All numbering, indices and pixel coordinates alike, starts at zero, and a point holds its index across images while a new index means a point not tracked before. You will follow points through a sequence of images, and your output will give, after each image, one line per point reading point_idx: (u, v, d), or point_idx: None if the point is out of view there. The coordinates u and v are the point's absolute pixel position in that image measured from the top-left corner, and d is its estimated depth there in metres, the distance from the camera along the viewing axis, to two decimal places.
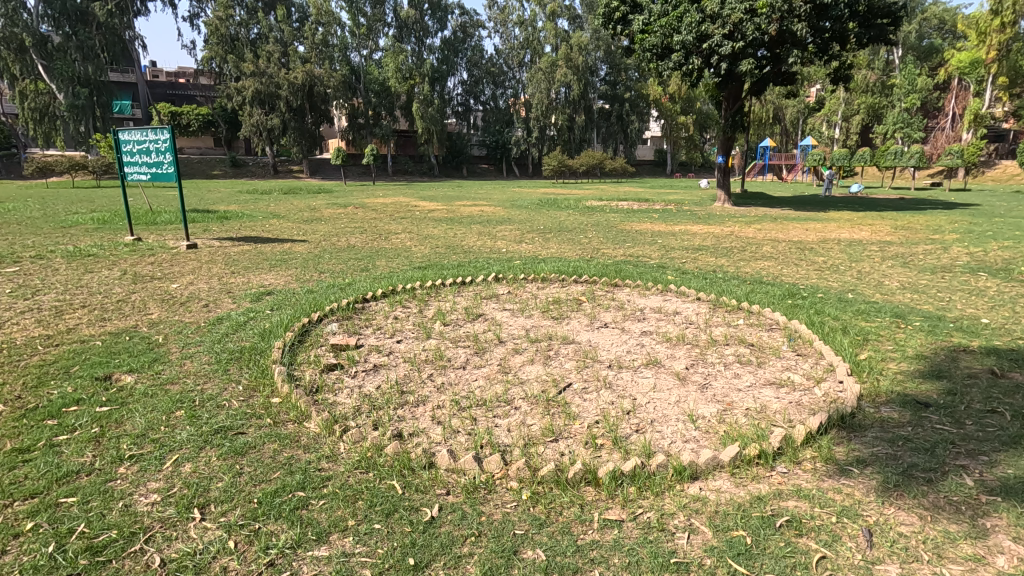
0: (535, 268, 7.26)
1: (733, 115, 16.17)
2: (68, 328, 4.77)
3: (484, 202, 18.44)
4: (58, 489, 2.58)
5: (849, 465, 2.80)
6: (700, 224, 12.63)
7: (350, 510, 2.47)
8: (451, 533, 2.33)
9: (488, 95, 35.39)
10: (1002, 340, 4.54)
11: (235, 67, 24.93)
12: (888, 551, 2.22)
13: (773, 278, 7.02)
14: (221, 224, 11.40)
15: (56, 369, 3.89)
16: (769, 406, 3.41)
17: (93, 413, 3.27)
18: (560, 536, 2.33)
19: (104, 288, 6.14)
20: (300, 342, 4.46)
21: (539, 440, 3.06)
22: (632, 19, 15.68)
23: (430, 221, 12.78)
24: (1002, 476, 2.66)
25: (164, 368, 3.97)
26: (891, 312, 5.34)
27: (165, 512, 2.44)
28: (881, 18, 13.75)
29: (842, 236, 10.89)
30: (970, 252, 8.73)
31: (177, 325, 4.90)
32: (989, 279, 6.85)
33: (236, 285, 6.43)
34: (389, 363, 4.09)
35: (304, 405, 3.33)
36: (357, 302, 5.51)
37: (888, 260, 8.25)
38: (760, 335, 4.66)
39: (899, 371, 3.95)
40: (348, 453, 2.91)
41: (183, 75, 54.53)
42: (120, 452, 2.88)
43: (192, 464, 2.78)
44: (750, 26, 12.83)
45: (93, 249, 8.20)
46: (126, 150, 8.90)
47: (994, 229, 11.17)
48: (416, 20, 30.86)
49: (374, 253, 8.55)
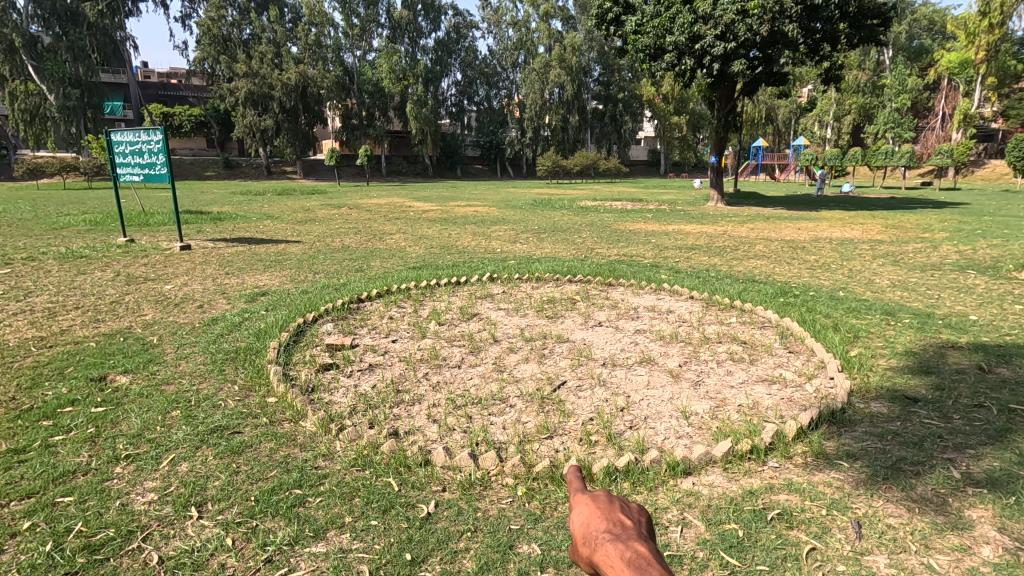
0: (530, 267, 7.29)
1: (726, 115, 16.28)
2: (62, 330, 4.76)
3: (479, 202, 18.43)
4: (53, 489, 2.58)
5: (839, 459, 2.85)
6: (694, 223, 12.74)
7: (346, 506, 2.49)
8: (447, 529, 2.36)
9: (482, 95, 35.40)
10: (990, 337, 4.61)
11: (228, 68, 24.81)
12: (876, 542, 2.26)
13: (765, 276, 7.10)
14: (215, 226, 11.36)
15: (50, 370, 3.89)
16: (761, 402, 3.46)
17: (88, 413, 3.27)
18: (555, 531, 2.36)
19: (97, 289, 6.12)
20: (295, 342, 4.47)
21: (535, 437, 3.09)
22: (625, 19, 15.72)
23: (424, 222, 12.81)
24: (988, 469, 2.72)
25: (159, 368, 3.98)
26: (882, 309, 5.42)
27: (162, 511, 2.45)
28: (872, 19, 13.87)
29: (835, 235, 10.99)
30: (960, 250, 8.86)
31: (171, 327, 4.90)
32: (978, 276, 6.94)
33: (231, 286, 6.42)
34: (384, 363, 4.11)
35: (299, 405, 3.35)
36: (351, 303, 5.53)
37: (879, 258, 8.36)
38: (752, 332, 4.72)
39: (888, 367, 4.01)
40: (345, 451, 2.93)
41: (174, 75, 54.23)
42: (117, 452, 2.89)
43: (188, 463, 2.80)
44: (742, 26, 12.87)
45: (85, 251, 8.16)
46: (118, 151, 8.84)
47: (983, 228, 11.30)
48: (410, 21, 30.77)
49: (368, 254, 8.57)
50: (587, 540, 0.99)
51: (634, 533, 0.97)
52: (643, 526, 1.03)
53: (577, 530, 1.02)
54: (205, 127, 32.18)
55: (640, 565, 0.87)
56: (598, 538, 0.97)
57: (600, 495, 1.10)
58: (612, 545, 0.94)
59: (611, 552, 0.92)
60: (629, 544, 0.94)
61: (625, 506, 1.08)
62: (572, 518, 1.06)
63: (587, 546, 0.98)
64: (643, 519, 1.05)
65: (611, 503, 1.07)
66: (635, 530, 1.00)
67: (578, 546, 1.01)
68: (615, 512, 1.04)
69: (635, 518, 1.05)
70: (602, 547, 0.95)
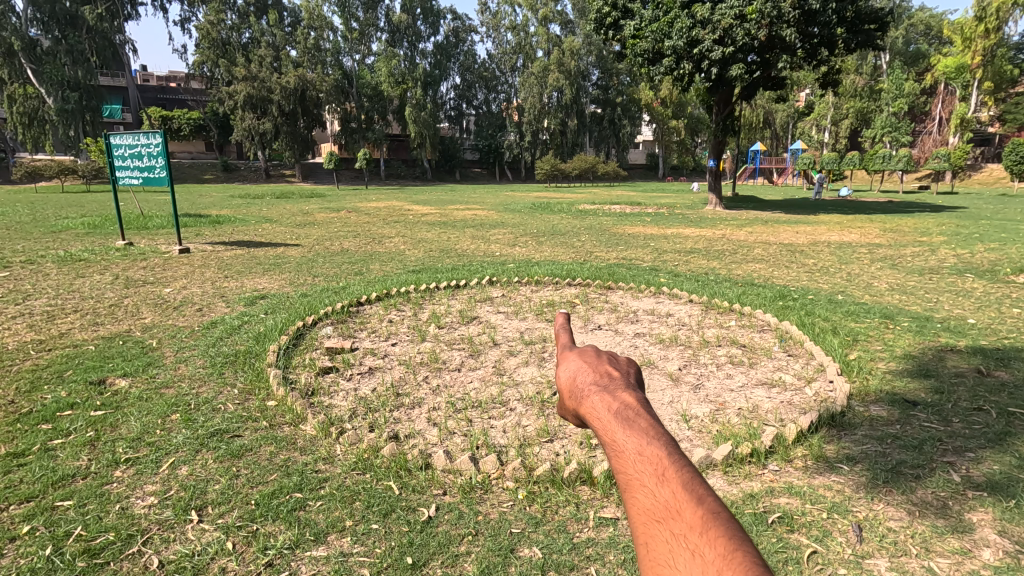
0: (529, 270, 7.30)
1: (724, 119, 16.34)
2: (61, 333, 4.76)
3: (477, 205, 18.43)
4: (53, 493, 2.57)
5: (839, 463, 2.85)
6: (692, 227, 12.77)
7: (347, 510, 2.49)
8: (448, 532, 2.36)
9: (480, 99, 35.49)
10: (988, 340, 4.62)
11: (227, 71, 24.83)
12: (876, 545, 2.27)
13: (764, 280, 7.11)
14: (213, 229, 11.34)
15: (49, 373, 3.89)
16: (761, 405, 3.46)
17: (87, 417, 3.26)
18: (557, 534, 2.35)
19: (96, 292, 6.12)
20: (294, 345, 4.47)
21: (535, 441, 3.09)
22: (623, 24, 15.79)
23: (423, 225, 12.82)
24: (988, 472, 2.72)
25: (158, 371, 3.97)
26: (880, 312, 5.43)
27: (162, 515, 2.44)
28: (869, 24, 13.95)
29: (833, 238, 11.02)
30: (958, 254, 8.88)
31: (171, 330, 4.89)
32: (976, 280, 6.96)
33: (230, 289, 6.42)
34: (384, 366, 4.11)
35: (299, 408, 3.34)
36: (351, 306, 5.53)
37: (878, 262, 8.38)
38: (752, 336, 4.72)
39: (887, 370, 4.01)
40: (345, 455, 2.93)
41: (173, 79, 54.22)
42: (116, 456, 2.88)
43: (188, 467, 2.79)
44: (740, 31, 12.95)
45: (84, 254, 8.15)
46: (117, 154, 8.85)
47: (980, 232, 11.33)
48: (409, 25, 30.84)
49: (367, 257, 8.57)
50: (574, 394, 0.96)
51: (623, 386, 0.94)
52: (633, 378, 1.00)
53: (565, 382, 0.99)
54: (203, 130, 32.19)
55: (627, 417, 0.83)
56: (587, 392, 0.93)
57: (592, 352, 1.07)
58: (601, 396, 0.90)
59: (600, 404, 0.89)
60: (618, 396, 0.90)
61: (613, 363, 1.05)
62: (560, 374, 1.03)
63: (574, 399, 0.95)
64: (633, 372, 1.02)
65: (601, 360, 1.05)
66: (624, 382, 0.96)
67: (566, 397, 0.98)
68: (603, 366, 1.02)
69: (625, 371, 1.02)
70: (588, 398, 0.93)
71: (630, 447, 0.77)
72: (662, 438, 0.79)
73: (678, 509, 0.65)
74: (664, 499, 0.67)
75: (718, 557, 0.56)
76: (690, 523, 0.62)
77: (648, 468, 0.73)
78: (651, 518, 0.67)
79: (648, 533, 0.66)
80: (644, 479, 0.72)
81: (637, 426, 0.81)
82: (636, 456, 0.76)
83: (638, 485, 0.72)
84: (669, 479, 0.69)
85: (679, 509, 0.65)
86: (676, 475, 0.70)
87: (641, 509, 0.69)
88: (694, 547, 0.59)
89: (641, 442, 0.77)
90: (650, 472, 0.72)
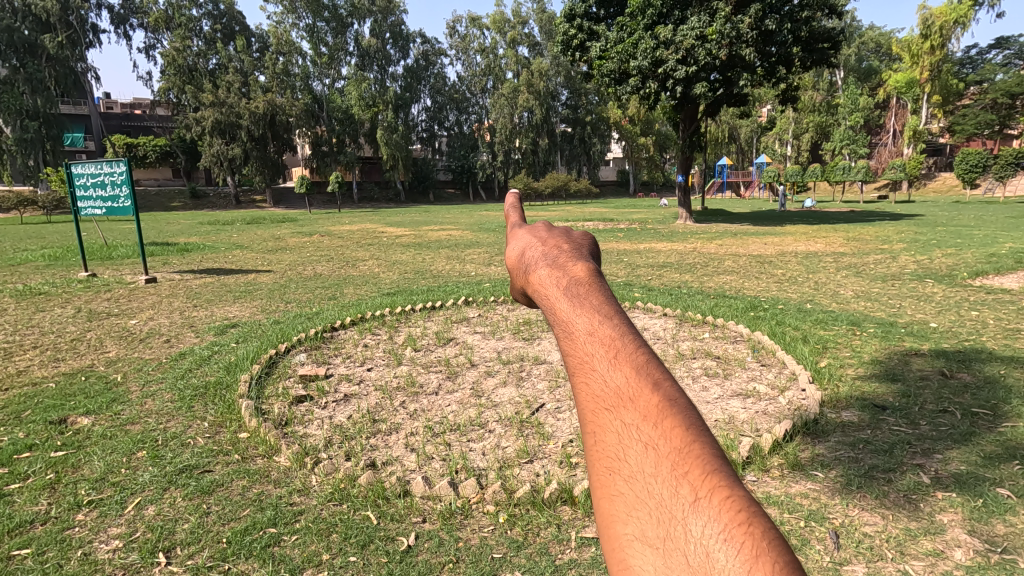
0: (503, 290, 7.30)
1: (690, 135, 16.73)
2: (19, 371, 4.56)
3: (451, 226, 18.37)
4: (10, 541, 2.45)
5: (814, 470, 2.89)
6: (664, 241, 13.04)
7: (323, 544, 2.41)
8: (428, 562, 2.31)
9: (452, 121, 36.27)
10: (950, 343, 4.78)
11: (194, 97, 24.47)
12: (854, 551, 2.29)
13: (735, 291, 7.27)
14: (181, 257, 11.07)
15: (7, 415, 3.72)
16: (736, 416, 3.51)
17: (47, 458, 3.12)
18: (539, 557, 2.32)
19: (57, 326, 5.91)
20: (266, 374, 4.36)
21: (515, 462, 3.06)
22: (589, 45, 16.21)
23: (398, 247, 12.76)
24: (955, 472, 2.80)
25: (123, 408, 3.82)
26: (847, 320, 5.55)
27: (128, 559, 2.34)
28: (823, 43, 14.64)
29: (800, 248, 11.39)
30: (917, 260, 9.21)
31: (136, 363, 4.73)
32: (936, 284, 7.24)
33: (199, 318, 6.26)
34: (360, 392, 4.03)
35: (272, 439, 3.25)
36: (324, 331, 5.45)
37: (842, 269, 8.71)
38: (725, 347, 4.80)
39: (857, 376, 4.11)
40: (320, 486, 2.85)
41: (137, 106, 53.41)
42: (78, 498, 2.74)
43: (155, 507, 2.68)
44: (702, 51, 13.41)
45: (44, 287, 7.87)
46: (79, 184, 8.62)
47: (937, 238, 11.83)
48: (378, 49, 30.98)
49: (340, 281, 8.48)
50: (523, 268, 0.93)
51: (574, 255, 0.89)
52: (586, 247, 0.95)
53: (513, 258, 0.96)
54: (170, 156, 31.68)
55: (577, 290, 0.80)
56: (534, 262, 0.90)
57: (541, 224, 1.02)
58: (549, 270, 0.86)
59: (548, 279, 0.85)
60: (566, 269, 0.85)
61: (567, 233, 0.99)
62: (509, 249, 1.00)
63: (522, 274, 0.92)
64: (586, 241, 0.98)
65: (550, 231, 0.99)
66: (573, 250, 0.92)
67: (516, 272, 0.95)
68: (552, 239, 0.97)
69: (576, 239, 0.97)
70: (534, 269, 0.89)
71: (582, 328, 0.75)
72: (617, 317, 0.77)
73: (631, 398, 0.65)
74: (616, 388, 0.67)
75: (678, 458, 0.58)
76: (646, 414, 0.63)
77: (602, 350, 0.72)
78: (601, 405, 0.67)
79: (598, 424, 0.66)
80: (596, 361, 0.71)
81: (589, 302, 0.78)
82: (585, 337, 0.74)
83: (591, 367, 0.71)
84: (623, 364, 0.69)
85: (633, 396, 0.65)
86: (632, 360, 0.70)
87: (593, 395, 0.69)
88: (648, 441, 0.61)
89: (593, 320, 0.75)
90: (604, 351, 0.71)
